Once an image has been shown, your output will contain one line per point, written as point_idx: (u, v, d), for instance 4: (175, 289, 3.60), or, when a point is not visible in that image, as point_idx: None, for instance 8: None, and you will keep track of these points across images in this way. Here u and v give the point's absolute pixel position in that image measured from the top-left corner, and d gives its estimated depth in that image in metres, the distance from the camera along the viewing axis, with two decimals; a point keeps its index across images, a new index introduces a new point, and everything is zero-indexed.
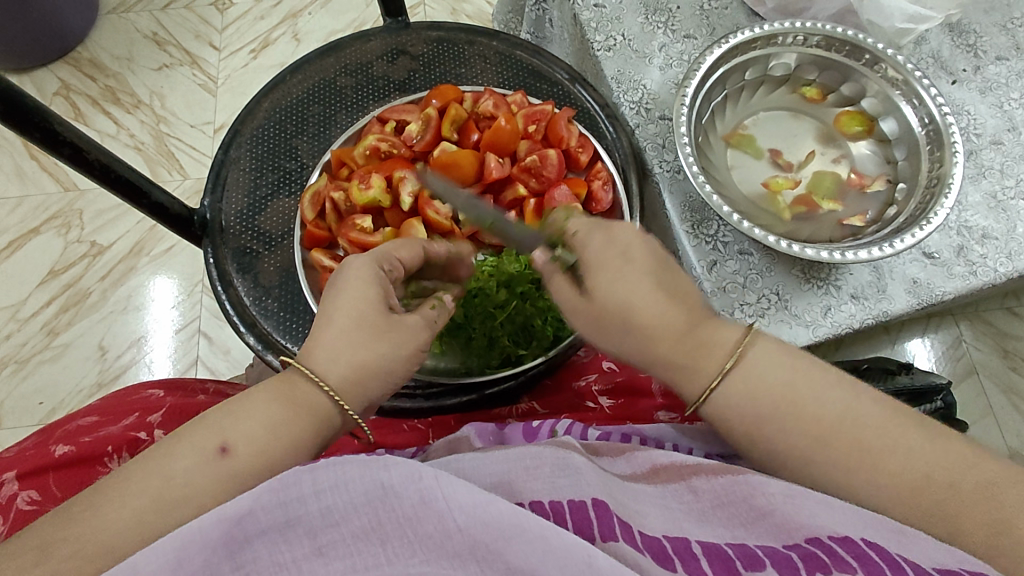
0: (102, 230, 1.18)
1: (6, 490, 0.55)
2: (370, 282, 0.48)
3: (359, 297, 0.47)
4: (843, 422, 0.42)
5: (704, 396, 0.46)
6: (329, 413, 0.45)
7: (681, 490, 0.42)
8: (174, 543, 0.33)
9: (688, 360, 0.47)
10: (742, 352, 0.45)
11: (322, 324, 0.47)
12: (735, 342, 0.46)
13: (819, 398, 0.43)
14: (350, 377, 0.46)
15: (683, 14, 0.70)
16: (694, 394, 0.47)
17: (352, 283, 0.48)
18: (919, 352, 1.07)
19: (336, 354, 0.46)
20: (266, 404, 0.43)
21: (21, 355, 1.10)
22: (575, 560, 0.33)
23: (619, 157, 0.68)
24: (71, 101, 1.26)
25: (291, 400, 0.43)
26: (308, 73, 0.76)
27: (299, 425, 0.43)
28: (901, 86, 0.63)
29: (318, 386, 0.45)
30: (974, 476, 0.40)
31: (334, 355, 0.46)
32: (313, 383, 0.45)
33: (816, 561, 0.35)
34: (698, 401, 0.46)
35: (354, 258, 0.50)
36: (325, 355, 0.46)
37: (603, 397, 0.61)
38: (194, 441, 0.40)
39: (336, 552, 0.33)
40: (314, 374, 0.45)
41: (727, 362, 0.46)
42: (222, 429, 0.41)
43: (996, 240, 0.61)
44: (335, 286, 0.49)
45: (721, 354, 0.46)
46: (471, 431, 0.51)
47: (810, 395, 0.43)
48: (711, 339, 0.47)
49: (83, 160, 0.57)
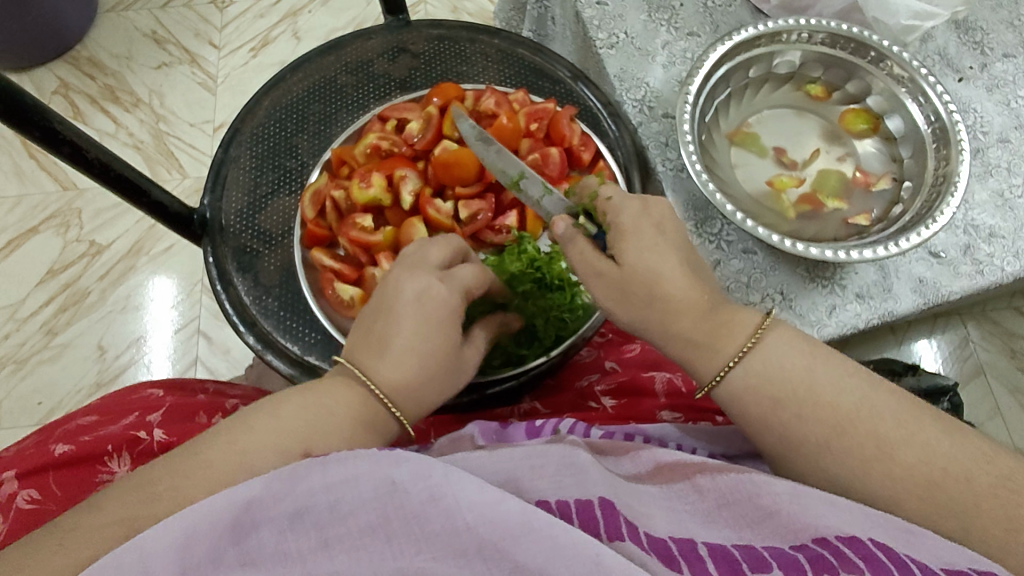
0: (101, 229, 1.17)
1: (6, 489, 0.54)
2: (450, 317, 0.48)
3: (433, 329, 0.47)
4: (849, 422, 0.42)
5: (717, 379, 0.47)
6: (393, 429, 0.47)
7: (686, 490, 0.41)
8: (183, 522, 0.33)
9: (708, 338, 0.47)
10: (763, 334, 0.46)
11: (390, 354, 0.46)
12: (752, 329, 0.47)
13: (826, 398, 0.43)
14: (421, 402, 0.48)
15: (687, 11, 0.69)
16: (708, 376, 0.47)
17: (420, 313, 0.47)
18: (925, 353, 1.06)
19: (408, 384, 0.47)
20: (343, 420, 0.44)
21: (19, 355, 1.09)
22: (584, 558, 0.33)
23: (620, 156, 0.67)
24: (69, 100, 1.25)
25: (367, 427, 0.45)
26: (308, 71, 0.76)
27: (370, 438, 0.45)
28: (907, 83, 0.62)
29: (392, 413, 0.46)
30: (987, 474, 0.39)
31: (405, 385, 0.46)
32: (387, 411, 0.46)
33: (824, 563, 0.34)
34: (711, 382, 0.47)
35: (413, 280, 0.48)
36: (398, 385, 0.46)
37: (606, 396, 0.60)
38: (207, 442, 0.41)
39: (342, 546, 0.33)
40: (388, 403, 0.46)
41: (746, 343, 0.46)
42: (306, 438, 0.42)
43: (1003, 238, 0.61)
44: (397, 313, 0.47)
45: (736, 343, 0.46)
46: (474, 429, 0.51)
47: (816, 395, 0.43)
48: (729, 325, 0.47)
49: (82, 158, 0.56)
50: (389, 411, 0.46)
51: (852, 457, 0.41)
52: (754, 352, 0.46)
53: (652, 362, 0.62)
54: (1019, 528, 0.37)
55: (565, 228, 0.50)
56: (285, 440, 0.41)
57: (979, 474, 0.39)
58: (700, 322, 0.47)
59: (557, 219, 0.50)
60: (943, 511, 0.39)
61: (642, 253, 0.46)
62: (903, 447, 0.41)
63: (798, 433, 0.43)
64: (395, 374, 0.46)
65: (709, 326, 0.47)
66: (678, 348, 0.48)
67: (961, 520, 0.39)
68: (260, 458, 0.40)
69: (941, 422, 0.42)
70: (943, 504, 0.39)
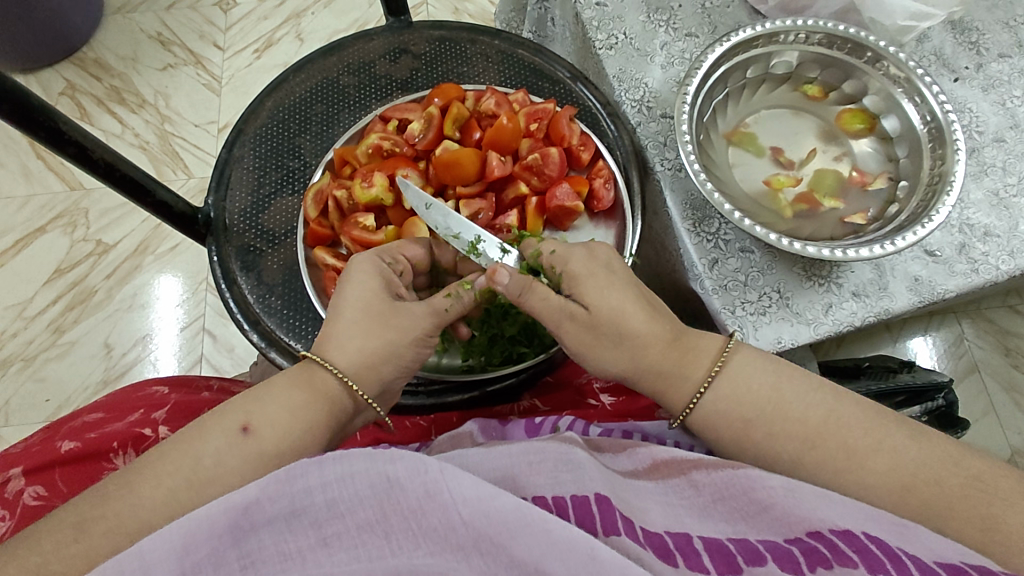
0: (108, 229, 1.18)
1: (13, 486, 0.55)
2: (372, 274, 0.52)
3: (361, 286, 0.51)
4: (819, 435, 0.44)
5: (692, 403, 0.48)
6: (341, 396, 0.48)
7: (682, 484, 0.42)
8: (181, 529, 0.33)
9: (675, 366, 0.49)
10: (728, 357, 0.48)
11: (330, 318, 0.50)
12: (718, 351, 0.49)
13: (795, 414, 0.45)
14: (359, 362, 0.49)
15: (685, 12, 0.70)
16: (680, 406, 0.49)
17: (354, 278, 0.51)
18: (922, 350, 1.07)
19: (345, 343, 0.49)
20: (286, 389, 0.46)
21: (27, 353, 1.11)
22: (578, 552, 0.33)
23: (620, 155, 0.69)
24: (76, 101, 1.26)
25: (308, 387, 0.47)
26: (310, 72, 0.77)
27: (320, 408, 0.46)
28: (903, 84, 0.63)
29: (331, 372, 0.48)
30: (955, 476, 0.41)
31: (343, 344, 0.49)
32: (327, 369, 0.48)
33: (817, 555, 0.35)
34: (682, 412, 0.49)
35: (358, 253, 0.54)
36: (336, 345, 0.49)
37: (604, 394, 0.62)
38: (217, 429, 0.43)
39: (341, 543, 0.34)
40: (326, 362, 0.48)
41: (713, 367, 0.49)
42: (247, 412, 0.44)
43: (998, 237, 0.61)
44: (340, 282, 0.52)
45: (709, 357, 0.49)
46: (474, 427, 0.52)
47: (784, 411, 0.46)
48: (696, 347, 0.50)
49: (88, 159, 0.57)
50: (332, 372, 0.48)
51: (825, 466, 0.43)
52: (723, 373, 0.48)
53: None
54: (993, 526, 0.39)
55: (507, 278, 0.50)
56: (227, 418, 0.44)
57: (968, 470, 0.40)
58: (667, 352, 0.49)
59: (499, 270, 0.50)
60: (915, 511, 0.41)
61: (617, 270, 0.51)
62: (874, 454, 0.43)
63: (771, 450, 0.46)
64: (339, 338, 0.49)
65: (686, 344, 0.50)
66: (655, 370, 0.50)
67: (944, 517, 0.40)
68: (226, 447, 0.42)
69: (907, 428, 0.44)
70: (917, 509, 0.41)
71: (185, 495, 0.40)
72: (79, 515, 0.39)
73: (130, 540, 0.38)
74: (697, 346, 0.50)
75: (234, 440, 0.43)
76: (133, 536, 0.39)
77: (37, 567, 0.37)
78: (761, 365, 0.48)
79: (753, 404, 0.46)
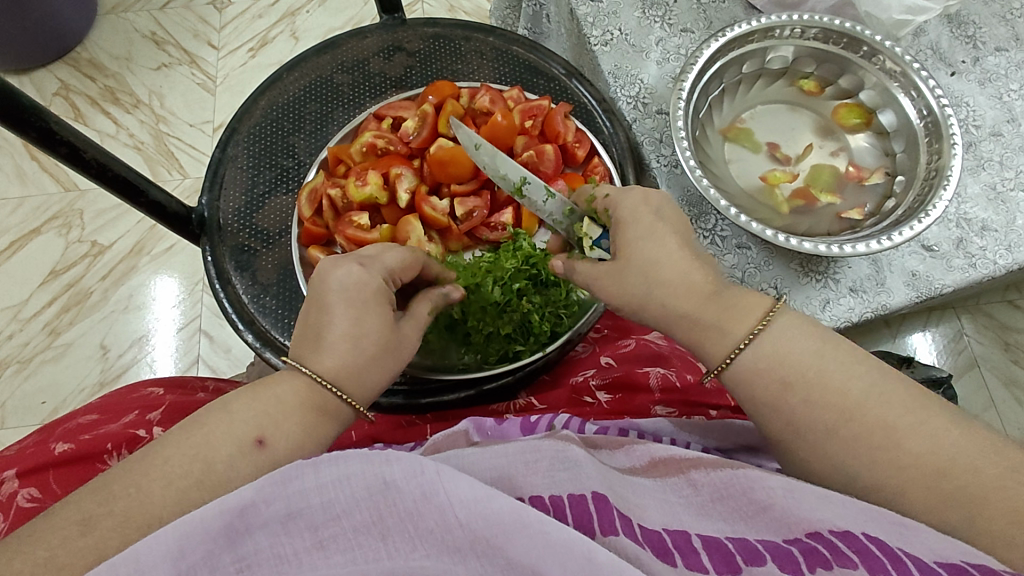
0: (104, 230, 1.18)
1: (7, 489, 0.55)
2: (360, 290, 0.50)
3: (360, 304, 0.49)
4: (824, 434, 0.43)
5: (731, 357, 0.47)
6: (344, 412, 0.48)
7: (681, 483, 0.42)
8: (176, 532, 0.33)
9: (715, 318, 0.48)
10: (772, 318, 0.47)
11: (324, 334, 0.48)
12: (758, 318, 0.47)
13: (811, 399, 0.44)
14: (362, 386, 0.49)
15: (680, 8, 0.70)
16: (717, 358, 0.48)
17: (344, 294, 0.49)
18: (921, 345, 1.06)
19: (349, 365, 0.48)
20: (282, 391, 0.45)
21: (23, 355, 1.10)
22: (576, 554, 0.33)
23: (615, 152, 0.68)
24: (70, 101, 1.26)
25: (311, 408, 0.46)
26: (304, 70, 0.76)
27: (329, 427, 0.47)
28: (900, 78, 0.62)
29: (337, 395, 0.47)
30: (992, 466, 0.39)
31: (348, 366, 0.48)
32: (330, 392, 0.47)
33: (816, 556, 0.35)
34: (719, 367, 0.48)
35: (331, 264, 0.51)
36: (338, 364, 0.47)
37: (600, 391, 0.60)
38: (226, 436, 0.42)
39: (337, 545, 0.34)
40: (329, 383, 0.47)
41: (757, 325, 0.47)
42: (259, 425, 0.43)
43: (996, 232, 0.61)
44: (322, 298, 0.49)
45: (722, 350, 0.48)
46: (469, 425, 0.51)
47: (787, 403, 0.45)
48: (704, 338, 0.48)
49: (79, 159, 0.57)
50: (343, 399, 0.48)
51: (826, 464, 0.43)
52: (763, 335, 0.46)
53: (648, 358, 0.62)
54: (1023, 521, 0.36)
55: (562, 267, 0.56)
56: (239, 428, 0.42)
57: (987, 466, 0.39)
58: None
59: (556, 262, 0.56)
60: None
61: None
62: None
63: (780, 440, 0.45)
64: (337, 351, 0.48)
65: (719, 303, 0.49)
66: (684, 330, 0.50)
67: (966, 511, 0.38)
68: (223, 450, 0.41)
69: None
70: None
71: (191, 492, 0.39)
72: (85, 512, 0.37)
73: (138, 534, 0.37)
74: (742, 303, 0.48)
75: (238, 451, 0.41)
76: (140, 530, 0.37)
77: (44, 561, 0.34)
78: (800, 334, 0.46)
79: (772, 384, 0.45)
